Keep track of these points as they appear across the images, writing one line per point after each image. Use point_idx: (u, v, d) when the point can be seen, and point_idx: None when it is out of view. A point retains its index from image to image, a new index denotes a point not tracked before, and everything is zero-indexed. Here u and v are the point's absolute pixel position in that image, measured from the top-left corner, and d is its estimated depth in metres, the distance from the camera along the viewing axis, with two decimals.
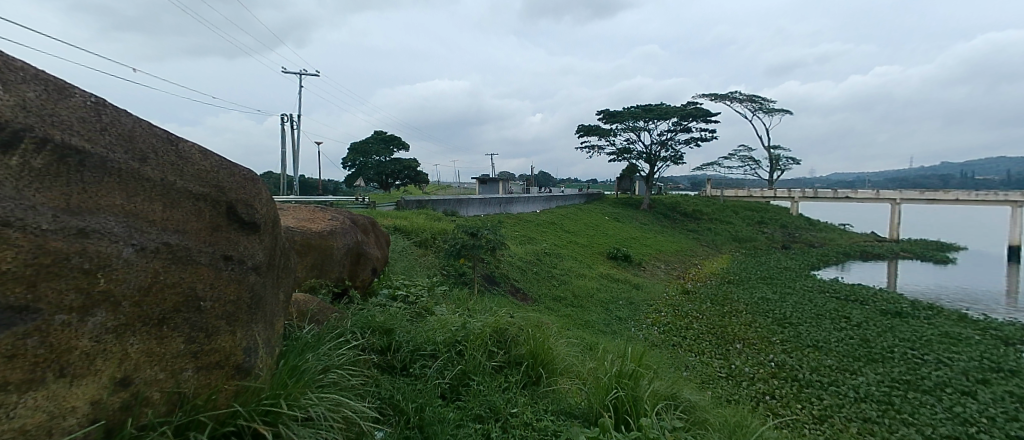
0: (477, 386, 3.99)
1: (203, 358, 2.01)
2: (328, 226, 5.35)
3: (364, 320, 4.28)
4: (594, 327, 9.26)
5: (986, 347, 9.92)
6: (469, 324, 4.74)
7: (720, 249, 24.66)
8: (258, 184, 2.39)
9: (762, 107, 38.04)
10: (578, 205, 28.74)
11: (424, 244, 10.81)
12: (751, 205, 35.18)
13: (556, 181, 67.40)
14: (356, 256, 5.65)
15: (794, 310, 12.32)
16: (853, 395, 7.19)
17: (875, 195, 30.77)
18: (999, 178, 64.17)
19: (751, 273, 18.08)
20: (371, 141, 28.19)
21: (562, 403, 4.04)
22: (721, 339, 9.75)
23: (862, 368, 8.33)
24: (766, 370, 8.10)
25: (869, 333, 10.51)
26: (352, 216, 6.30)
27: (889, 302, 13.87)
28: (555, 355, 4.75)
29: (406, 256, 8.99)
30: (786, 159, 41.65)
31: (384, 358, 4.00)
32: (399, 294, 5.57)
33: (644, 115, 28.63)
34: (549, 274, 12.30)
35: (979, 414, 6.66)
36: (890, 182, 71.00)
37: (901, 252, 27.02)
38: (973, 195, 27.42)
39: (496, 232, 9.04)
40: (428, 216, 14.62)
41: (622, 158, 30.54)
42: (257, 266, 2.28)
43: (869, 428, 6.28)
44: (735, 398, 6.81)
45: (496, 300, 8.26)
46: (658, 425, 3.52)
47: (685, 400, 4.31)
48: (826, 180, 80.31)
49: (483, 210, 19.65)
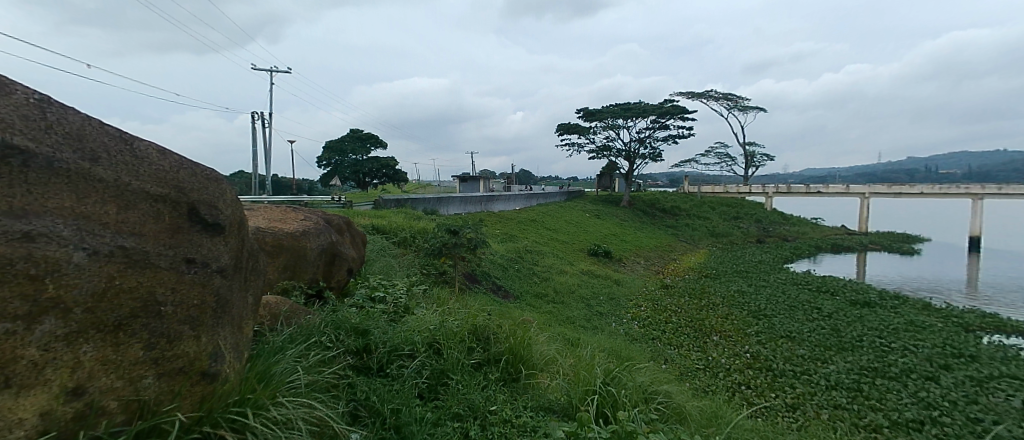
0: (455, 385, 3.96)
1: (165, 364, 1.94)
2: (300, 226, 5.24)
3: (339, 321, 4.22)
4: (576, 323, 9.33)
5: (946, 333, 10.36)
6: (447, 323, 4.72)
7: (697, 244, 25.08)
8: (221, 184, 2.34)
9: (737, 104, 38.81)
10: (558, 202, 28.81)
11: (404, 243, 10.72)
12: (727, 200, 35.87)
13: (536, 179, 67.46)
14: (331, 256, 5.54)
15: (768, 302, 12.63)
16: (825, 383, 7.41)
17: (845, 190, 31.68)
18: (960, 171, 66.97)
19: (728, 267, 18.43)
20: (346, 140, 27.73)
21: (541, 399, 4.04)
22: (699, 332, 9.92)
23: (832, 357, 8.59)
24: (742, 361, 8.30)
25: (839, 323, 10.84)
26: (325, 216, 6.18)
27: (858, 292, 14.35)
28: (533, 352, 4.77)
29: (386, 256, 8.89)
30: (761, 155, 42.58)
31: (360, 360, 3.95)
32: (376, 294, 5.50)
33: (622, 113, 28.90)
34: (530, 271, 12.31)
35: (941, 398, 6.94)
36: (859, 177, 73.45)
37: (870, 245, 27.97)
38: (936, 188, 28.52)
39: (478, 230, 9.02)
40: (407, 215, 14.47)
41: (602, 155, 30.77)
42: (222, 269, 2.21)
43: (839, 414, 6.49)
44: (712, 388, 6.95)
45: (477, 299, 8.26)
46: (636, 418, 3.56)
47: (662, 392, 4.37)
48: (798, 177, 82.46)
49: (463, 209, 19.54)
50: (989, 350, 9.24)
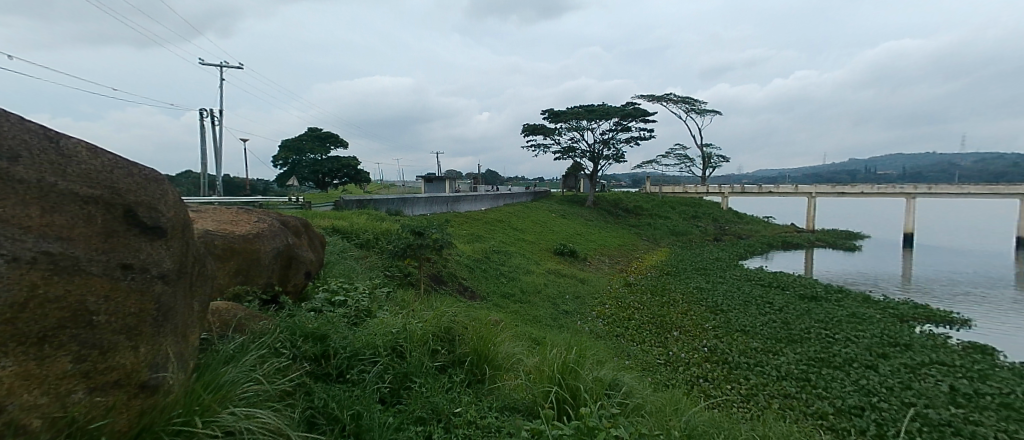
0: (419, 388, 3.90)
1: (98, 377, 1.82)
2: (253, 229, 5.03)
3: (296, 327, 4.09)
4: (542, 322, 9.38)
5: (884, 324, 11.04)
6: (410, 326, 4.63)
7: (659, 242, 25.75)
8: (162, 186, 2.22)
9: (695, 108, 40.08)
10: (524, 203, 28.87)
11: (367, 245, 10.50)
12: (687, 200, 36.98)
13: (501, 179, 67.51)
14: (288, 259, 5.32)
15: (725, 298, 13.09)
16: (776, 374, 7.75)
17: (794, 190, 33.28)
18: (896, 172, 71.63)
19: (687, 265, 19.00)
20: (304, 139, 26.89)
21: (506, 398, 4.05)
22: (660, 328, 10.17)
23: (783, 349, 8.99)
24: (700, 355, 8.56)
25: (789, 316, 11.37)
26: (281, 218, 5.94)
27: (806, 287, 15.12)
28: (498, 352, 4.76)
29: (348, 258, 8.66)
30: (717, 156, 44.15)
31: (318, 366, 3.84)
32: (336, 298, 5.34)
33: (586, 114, 29.29)
34: (497, 272, 12.29)
35: (879, 384, 7.39)
36: (807, 178, 77.39)
37: (817, 241, 29.50)
38: (875, 188, 30.40)
39: (444, 231, 8.93)
40: (370, 216, 14.16)
41: (566, 156, 31.10)
42: (164, 274, 2.10)
43: (789, 403, 6.80)
44: (672, 382, 7.14)
45: (443, 300, 8.19)
46: (598, 413, 3.61)
47: (623, 385, 4.48)
48: (751, 177, 85.97)
49: (428, 209, 19.30)
50: (921, 339, 9.92)
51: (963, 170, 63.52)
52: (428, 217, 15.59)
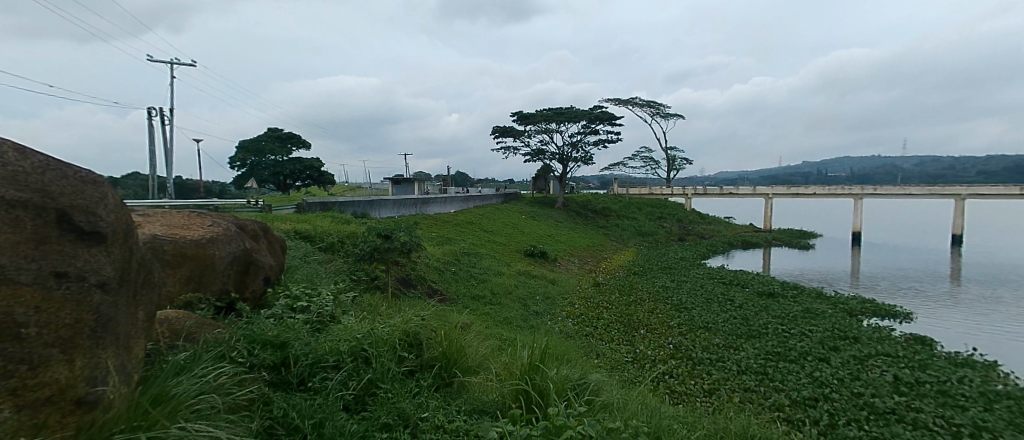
0: (385, 394, 3.81)
1: (27, 394, 1.69)
2: (206, 233, 4.81)
3: (254, 334, 3.94)
4: (512, 323, 9.39)
5: (835, 318, 11.60)
6: (376, 331, 4.54)
7: (626, 243, 26.21)
8: (101, 189, 2.12)
9: (660, 112, 41.07)
10: (495, 205, 28.81)
11: (333, 248, 10.27)
12: (652, 202, 37.82)
13: (471, 181, 67.28)
14: (245, 265, 5.09)
15: (689, 296, 13.44)
16: (737, 368, 8.01)
17: (753, 192, 34.56)
18: (846, 174, 75.39)
19: (654, 264, 19.42)
20: (264, 139, 26.06)
21: (474, 401, 4.03)
22: (627, 327, 10.33)
23: (743, 344, 9.29)
24: (665, 352, 8.75)
25: (748, 312, 11.78)
26: (238, 222, 5.70)
27: (764, 284, 15.71)
28: (467, 354, 4.72)
29: (311, 262, 8.40)
30: (681, 159, 45.39)
31: (277, 374, 3.71)
32: (297, 303, 5.17)
33: (554, 117, 29.53)
34: (467, 274, 12.23)
35: (831, 376, 7.74)
36: (765, 179, 80.49)
37: (774, 240, 30.70)
38: (826, 190, 31.94)
39: (412, 233, 8.84)
40: (334, 218, 13.84)
41: (535, 158, 31.27)
42: (104, 282, 1.98)
43: (749, 396, 7.03)
44: (639, 379, 7.26)
45: (412, 304, 8.08)
46: (566, 412, 3.62)
47: (590, 383, 4.53)
48: (713, 179, 88.74)
49: (395, 212, 19.01)
50: (869, 332, 10.46)
51: (905, 172, 67.56)
52: (396, 219, 15.36)
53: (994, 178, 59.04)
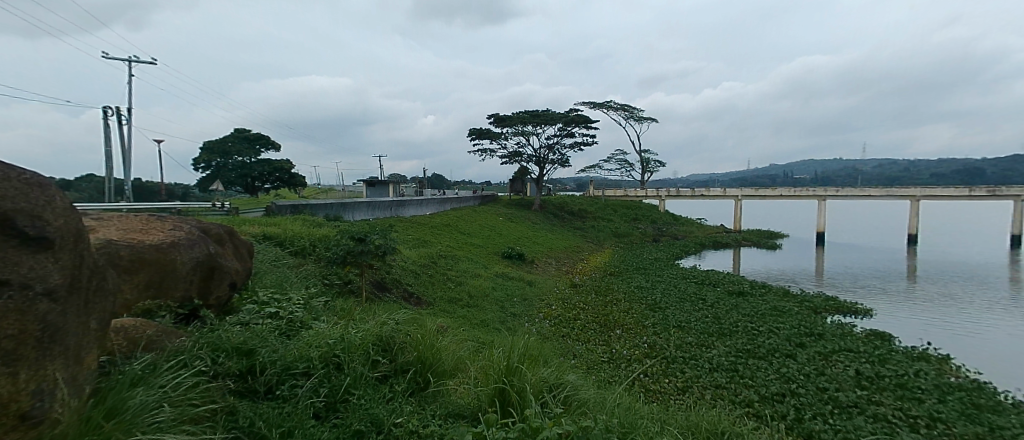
0: (357, 400, 3.73)
1: None
2: (166, 237, 4.62)
3: (218, 342, 3.82)
4: (490, 326, 9.37)
5: (801, 316, 11.97)
6: (348, 336, 4.44)
7: (602, 244, 26.47)
8: (48, 192, 2.02)
9: (634, 115, 41.73)
10: (472, 207, 28.73)
11: (305, 252, 10.04)
12: (627, 203, 38.34)
13: (448, 183, 66.93)
14: (210, 269, 4.92)
15: (663, 296, 13.67)
16: (709, 366, 8.17)
17: (723, 194, 35.44)
18: (811, 176, 78.14)
19: (629, 265, 19.69)
20: (230, 140, 25.34)
21: (450, 406, 3.99)
22: (603, 327, 10.43)
23: (715, 342, 9.50)
24: (640, 351, 8.86)
25: (719, 311, 12.05)
26: (201, 226, 5.49)
27: (735, 283, 16.12)
28: (443, 357, 4.67)
29: (281, 267, 8.18)
30: (655, 161, 46.20)
31: (243, 383, 3.59)
32: (265, 309, 5.03)
33: (531, 119, 29.63)
34: (444, 277, 12.15)
35: (798, 372, 7.98)
36: (735, 181, 82.65)
37: (744, 241, 31.53)
38: (792, 192, 33.01)
39: (387, 236, 8.60)
40: (306, 221, 13.55)
41: (512, 160, 31.31)
42: (51, 291, 1.88)
43: (720, 393, 7.18)
44: (615, 379, 7.33)
45: (386, 308, 7.96)
46: (542, 413, 3.62)
47: (567, 383, 4.54)
48: (686, 181, 90.65)
49: (370, 214, 18.72)
50: (832, 328, 10.84)
51: (866, 175, 70.46)
52: (371, 222, 15.14)
53: (946, 180, 62.10)
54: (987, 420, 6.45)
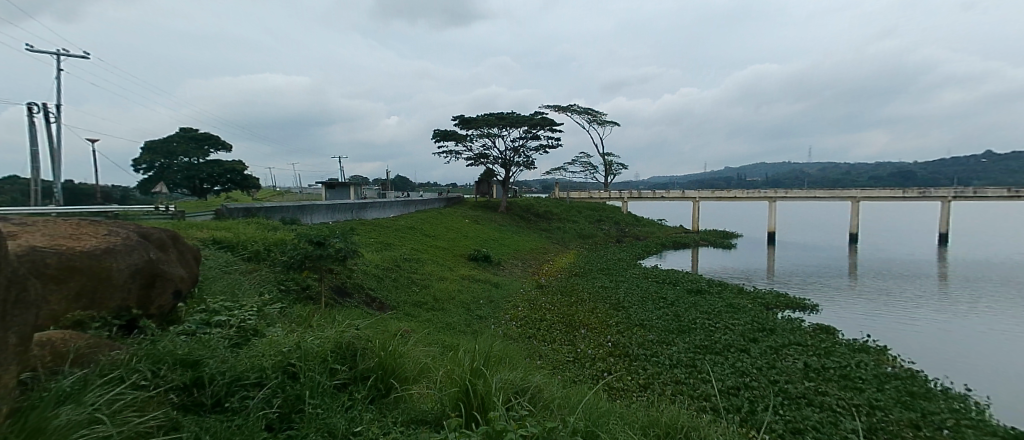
0: (313, 409, 3.58)
1: None
2: (101, 244, 4.31)
3: (159, 354, 3.59)
4: (455, 329, 9.26)
5: (755, 312, 12.47)
6: (305, 344, 4.28)
7: (567, 245, 26.73)
8: None
9: (597, 118, 42.43)
10: (437, 209, 28.39)
11: (260, 257, 9.63)
12: (591, 205, 38.93)
13: (413, 185, 66.00)
14: (150, 277, 4.63)
15: (626, 295, 13.94)
16: (669, 362, 8.38)
17: (682, 196, 36.54)
18: (763, 178, 81.71)
19: (593, 265, 19.99)
20: (175, 140, 24.07)
21: (413, 411, 3.88)
22: (568, 327, 10.51)
23: (675, 339, 9.74)
24: (604, 350, 8.99)
25: (679, 309, 12.38)
26: (142, 230, 5.15)
27: (694, 281, 16.63)
28: (405, 362, 4.56)
29: (233, 273, 7.81)
30: (617, 164, 47.12)
31: (188, 396, 3.39)
32: (214, 318, 4.76)
33: (498, 122, 29.59)
34: (408, 280, 11.95)
35: (751, 365, 8.29)
36: (693, 183, 85.40)
37: (702, 241, 32.60)
38: (746, 193, 34.41)
39: (347, 239, 8.35)
40: (260, 225, 13.00)
41: (478, 162, 31.16)
42: None
43: (679, 388, 7.37)
44: (580, 378, 7.39)
45: (348, 314, 7.74)
46: (506, 415, 3.58)
47: (533, 385, 4.52)
48: (647, 183, 92.94)
49: (329, 217, 18.18)
50: (782, 323, 11.34)
51: (813, 177, 74.33)
52: (332, 225, 14.71)
53: (884, 183, 66.33)
54: (921, 406, 6.89)
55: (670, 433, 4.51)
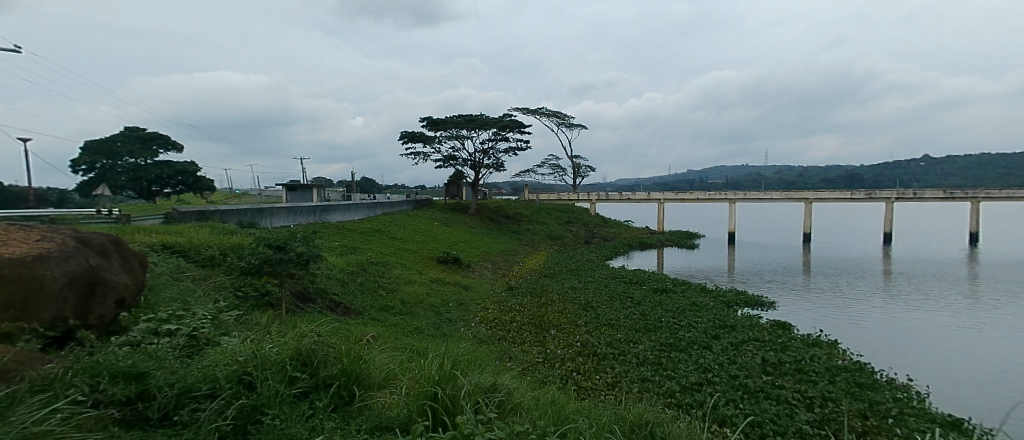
0: (271, 420, 3.42)
1: None
2: (32, 250, 3.99)
3: (99, 367, 3.37)
4: (424, 333, 9.12)
5: (716, 310, 12.85)
6: (262, 352, 4.11)
7: (536, 247, 26.82)
8: None
9: (565, 122, 42.86)
10: (405, 211, 27.96)
11: (214, 262, 9.21)
12: (560, 207, 39.25)
13: (380, 188, 65.04)
14: (90, 285, 4.34)
15: (594, 295, 14.09)
16: (636, 361, 8.51)
17: (648, 198, 37.31)
18: (724, 181, 84.44)
19: (563, 266, 20.16)
20: (119, 140, 22.77)
21: (377, 418, 3.77)
22: (539, 328, 10.53)
23: (641, 337, 9.91)
24: (574, 349, 9.05)
25: (646, 308, 12.61)
26: (80, 235, 4.81)
27: (659, 281, 16.99)
28: (370, 368, 4.44)
29: (185, 280, 7.43)
30: (585, 166, 47.71)
31: (132, 411, 3.19)
32: (163, 327, 4.52)
33: (466, 124, 29.43)
34: (375, 284, 11.70)
35: (713, 362, 8.51)
36: (658, 186, 87.48)
37: (667, 242, 33.35)
38: (709, 195, 35.44)
39: (309, 243, 8.08)
40: (215, 229, 12.43)
41: (447, 164, 30.88)
42: None
43: (646, 386, 7.49)
44: (549, 379, 7.41)
45: (311, 320, 7.49)
46: (473, 418, 3.52)
47: (502, 388, 4.46)
48: (615, 186, 94.58)
49: (291, 220, 17.60)
50: (742, 320, 11.73)
51: (770, 180, 77.38)
52: (294, 229, 14.25)
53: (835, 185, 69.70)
54: (868, 396, 7.23)
55: (635, 431, 4.56)
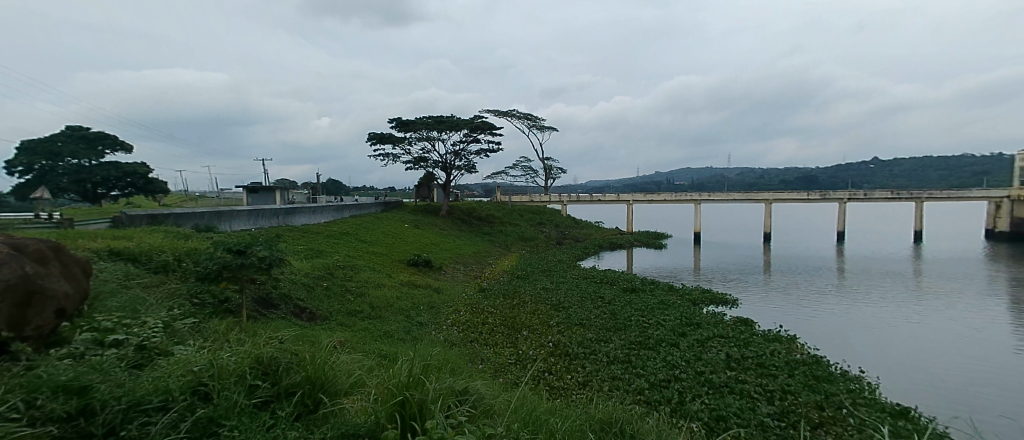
0: (229, 431, 3.26)
1: None
2: None
3: (36, 383, 3.14)
4: (393, 337, 8.94)
5: (683, 308, 13.12)
6: (219, 360, 3.92)
7: (507, 249, 26.78)
8: None
9: (536, 124, 43.04)
10: (373, 213, 27.45)
11: (166, 269, 8.75)
12: (531, 209, 39.35)
13: (349, 190, 63.72)
14: (27, 295, 4.05)
15: (566, 296, 14.17)
16: (606, 359, 8.59)
17: (618, 199, 37.84)
18: (689, 182, 86.64)
19: (534, 267, 20.18)
20: (60, 139, 21.44)
21: (343, 425, 3.64)
22: (511, 330, 10.50)
23: (612, 336, 10.01)
24: (546, 350, 9.06)
25: (615, 307, 12.76)
26: (15, 241, 4.47)
27: (629, 281, 17.22)
28: (336, 373, 4.30)
29: (135, 287, 7.02)
30: (556, 168, 48.02)
31: (73, 427, 2.98)
32: (108, 337, 4.26)
33: (437, 125, 29.15)
34: (342, 289, 11.40)
35: (681, 359, 8.68)
36: (627, 187, 88.95)
37: (636, 242, 33.88)
38: (676, 197, 36.23)
39: (272, 247, 7.78)
40: (168, 234, 11.82)
41: (416, 165, 30.48)
42: None
43: (616, 383, 7.57)
44: (520, 380, 7.40)
45: (274, 327, 7.22)
46: (442, 423, 3.45)
47: (473, 392, 4.40)
48: (585, 187, 95.66)
49: (250, 224, 16.96)
50: (708, 317, 12.03)
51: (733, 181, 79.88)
52: (257, 233, 13.74)
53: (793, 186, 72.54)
54: (824, 388, 7.52)
55: (605, 429, 4.59)
